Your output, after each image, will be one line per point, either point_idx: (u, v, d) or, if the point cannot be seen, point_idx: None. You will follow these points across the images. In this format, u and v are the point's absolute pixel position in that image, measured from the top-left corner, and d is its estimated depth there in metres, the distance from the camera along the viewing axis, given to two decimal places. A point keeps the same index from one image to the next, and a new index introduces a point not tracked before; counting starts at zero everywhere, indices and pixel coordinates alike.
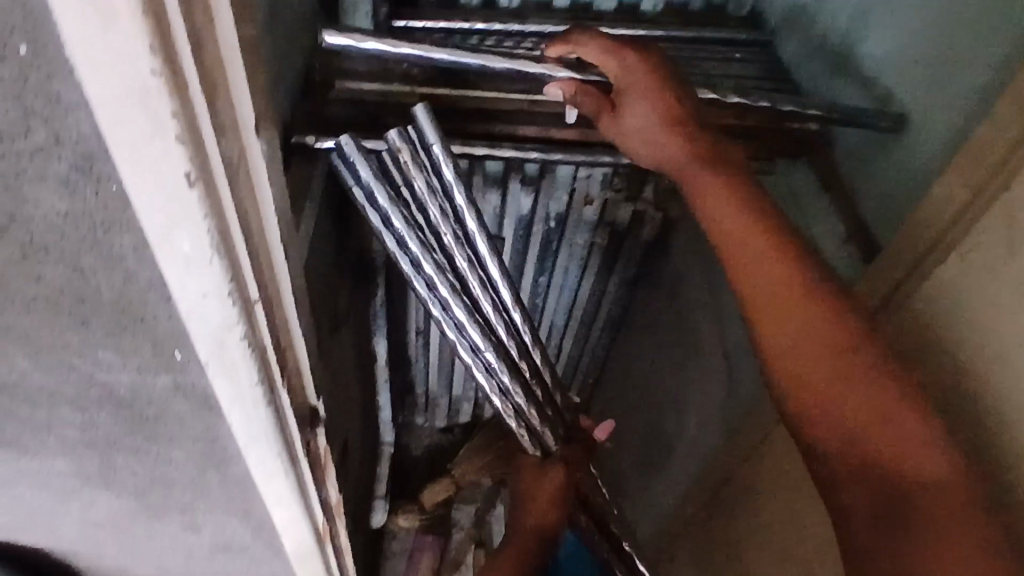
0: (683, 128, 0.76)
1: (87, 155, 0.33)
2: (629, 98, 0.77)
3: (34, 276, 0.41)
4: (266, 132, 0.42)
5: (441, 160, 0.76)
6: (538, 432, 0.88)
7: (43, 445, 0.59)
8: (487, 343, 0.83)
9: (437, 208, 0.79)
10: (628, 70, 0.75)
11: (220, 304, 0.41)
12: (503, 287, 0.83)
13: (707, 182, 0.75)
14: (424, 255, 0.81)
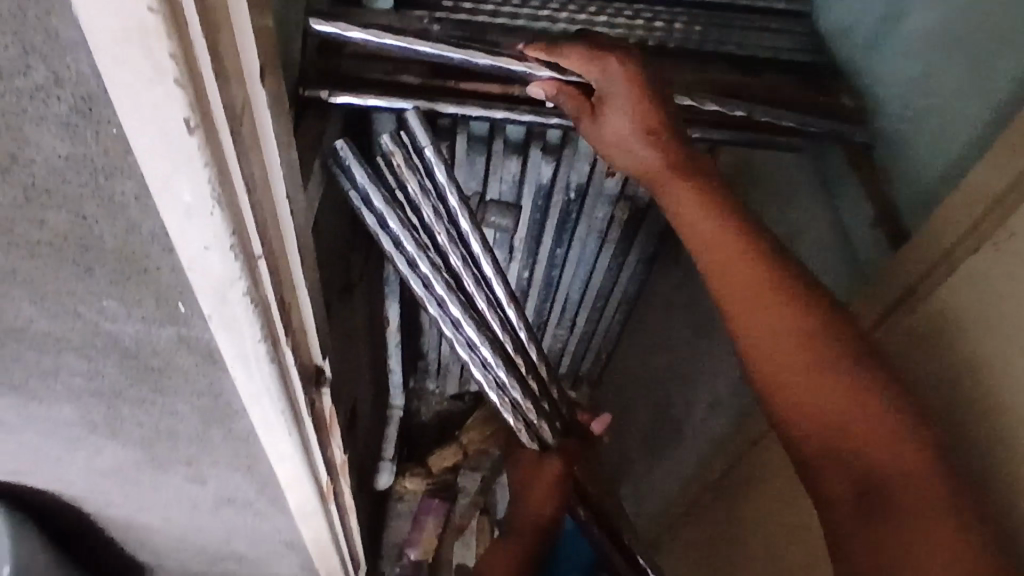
0: (667, 140, 0.66)
1: (86, 97, 0.32)
2: (612, 105, 0.66)
3: (38, 221, 0.41)
4: (271, 80, 0.41)
5: (433, 162, 0.74)
6: (535, 426, 0.87)
7: (52, 391, 0.60)
8: (482, 338, 0.82)
9: (431, 209, 0.78)
10: (610, 77, 0.64)
11: (222, 258, 0.41)
12: (498, 285, 0.82)
13: (684, 189, 0.66)
14: (420, 255, 0.79)
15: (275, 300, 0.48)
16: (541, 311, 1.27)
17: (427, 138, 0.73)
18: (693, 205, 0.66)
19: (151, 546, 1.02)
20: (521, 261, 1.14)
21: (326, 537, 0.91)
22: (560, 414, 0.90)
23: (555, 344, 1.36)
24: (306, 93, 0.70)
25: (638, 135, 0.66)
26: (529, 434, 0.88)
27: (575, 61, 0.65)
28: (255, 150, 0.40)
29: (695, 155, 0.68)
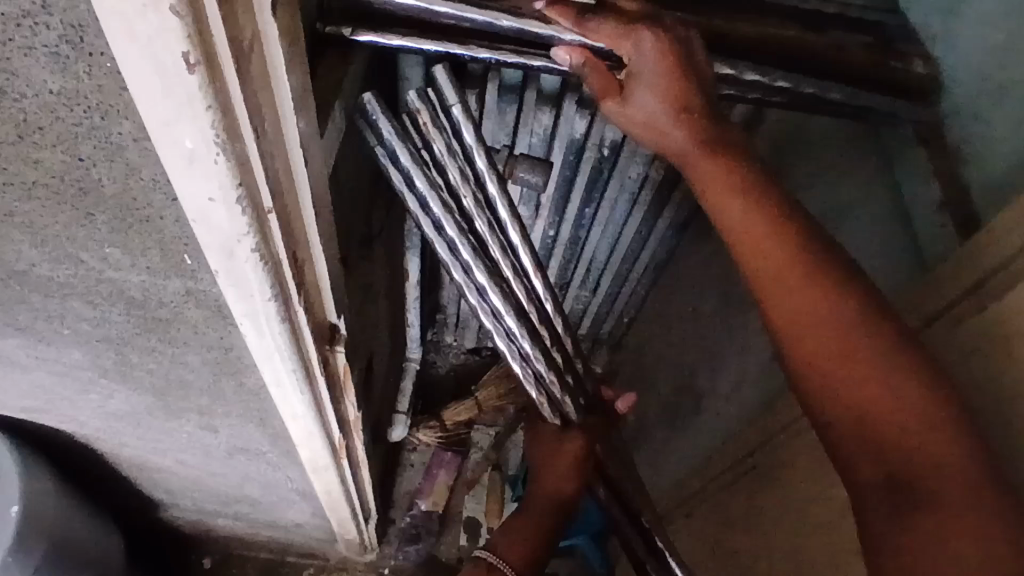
0: (701, 117, 0.57)
1: (76, 25, 0.28)
2: (643, 83, 0.56)
3: (32, 161, 0.38)
4: (283, 13, 0.37)
5: (463, 122, 0.70)
6: (558, 400, 0.86)
7: (60, 334, 0.58)
8: (507, 307, 0.79)
9: (458, 171, 0.73)
10: (642, 51, 0.55)
11: (227, 211, 0.37)
12: (525, 253, 0.79)
13: (712, 169, 0.57)
14: (446, 217, 0.74)
15: (288, 257, 0.45)
16: (565, 272, 1.23)
17: (456, 96, 0.69)
18: (722, 189, 0.57)
19: (166, 485, 1.03)
20: (547, 219, 1.10)
21: (338, 489, 0.91)
22: (583, 389, 0.89)
23: (577, 304, 1.33)
24: (326, 31, 0.61)
25: (668, 114, 0.57)
26: (552, 409, 0.87)
27: (607, 33, 0.55)
28: (265, 91, 0.36)
29: (731, 135, 0.58)
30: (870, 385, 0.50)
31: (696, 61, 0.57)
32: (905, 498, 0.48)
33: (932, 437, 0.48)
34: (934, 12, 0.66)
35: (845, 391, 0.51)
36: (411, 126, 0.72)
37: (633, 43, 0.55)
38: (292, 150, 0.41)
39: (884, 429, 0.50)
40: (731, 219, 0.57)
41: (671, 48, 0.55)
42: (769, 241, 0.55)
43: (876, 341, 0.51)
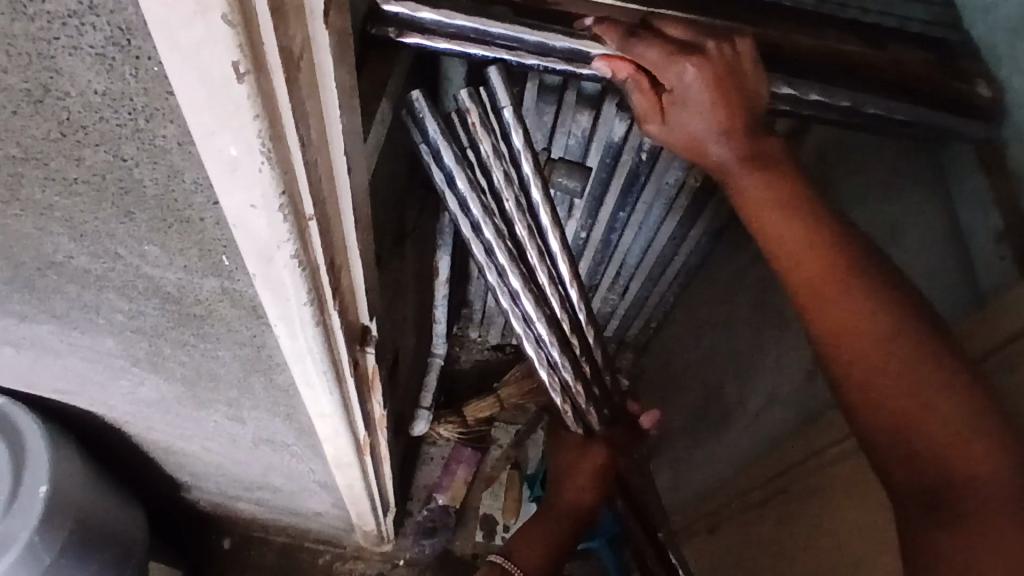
0: (747, 133, 0.56)
1: (124, 27, 0.27)
2: (687, 107, 0.56)
3: (74, 158, 0.37)
4: (335, 18, 0.36)
5: (512, 125, 0.68)
6: (582, 410, 0.84)
7: (94, 323, 0.58)
8: (539, 313, 0.78)
9: (501, 173, 0.72)
10: (686, 76, 0.54)
11: (268, 218, 0.37)
12: (562, 260, 0.77)
13: (758, 187, 0.56)
14: (485, 219, 0.74)
15: (325, 263, 0.45)
16: (596, 274, 1.21)
17: (507, 98, 0.67)
18: (767, 205, 0.56)
19: (191, 469, 1.04)
20: (579, 220, 1.08)
21: (359, 483, 0.91)
22: (608, 399, 0.86)
23: (605, 306, 1.31)
24: (373, 32, 0.60)
25: (715, 134, 0.56)
26: (576, 420, 0.85)
27: (653, 57, 0.55)
28: (313, 99, 0.35)
29: (776, 148, 0.57)
30: (914, 408, 0.49)
31: (740, 80, 0.56)
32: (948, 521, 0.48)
33: (976, 461, 0.47)
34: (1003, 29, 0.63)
35: (893, 417, 0.49)
36: (457, 124, 0.70)
37: (677, 70, 0.54)
38: (337, 157, 0.40)
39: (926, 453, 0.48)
40: (782, 244, 0.55)
41: (714, 70, 0.54)
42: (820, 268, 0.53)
43: (921, 366, 0.49)
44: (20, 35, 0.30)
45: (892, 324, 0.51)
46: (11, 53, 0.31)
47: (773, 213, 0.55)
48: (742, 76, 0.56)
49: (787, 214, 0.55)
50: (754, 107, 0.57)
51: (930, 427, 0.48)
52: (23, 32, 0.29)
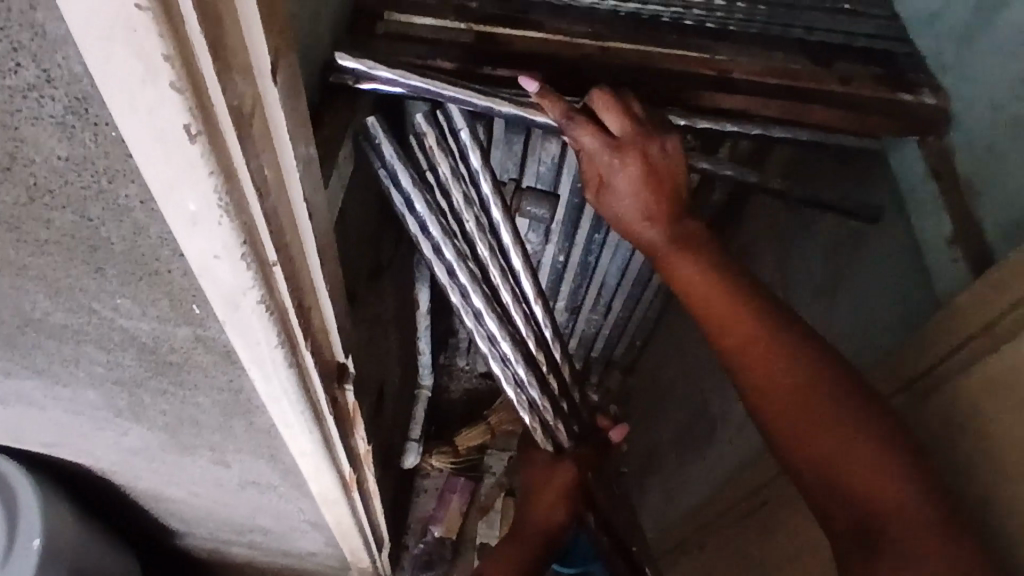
0: (671, 219, 0.62)
1: (81, 96, 0.29)
2: (617, 190, 0.62)
3: (42, 220, 0.38)
4: (289, 77, 0.38)
5: (469, 146, 0.71)
6: (550, 426, 0.87)
7: (74, 376, 0.59)
8: (504, 333, 0.80)
9: (461, 194, 0.74)
10: (614, 164, 0.61)
11: (231, 266, 0.38)
12: (526, 278, 0.78)
13: (681, 262, 0.62)
14: (445, 241, 0.75)
15: (293, 304, 0.46)
16: (575, 296, 1.23)
17: (464, 120, 0.70)
18: (694, 278, 0.61)
19: (181, 515, 1.04)
20: (556, 245, 1.10)
21: (349, 520, 0.91)
22: (578, 416, 0.89)
23: (588, 328, 1.32)
24: (331, 79, 0.63)
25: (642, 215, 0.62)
26: (546, 437, 0.88)
27: (587, 143, 0.61)
28: (268, 152, 0.37)
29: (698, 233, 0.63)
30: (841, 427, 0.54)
31: (665, 169, 0.62)
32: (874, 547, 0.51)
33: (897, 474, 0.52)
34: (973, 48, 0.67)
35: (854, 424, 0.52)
36: (417, 147, 0.72)
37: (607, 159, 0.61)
38: (297, 206, 0.42)
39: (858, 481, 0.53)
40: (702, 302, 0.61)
41: (641, 162, 0.61)
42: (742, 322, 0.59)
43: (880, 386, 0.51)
44: None
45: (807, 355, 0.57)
46: None
47: (695, 284, 0.61)
48: (667, 165, 0.62)
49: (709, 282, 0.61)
50: (678, 198, 0.63)
51: (853, 446, 0.53)
52: None
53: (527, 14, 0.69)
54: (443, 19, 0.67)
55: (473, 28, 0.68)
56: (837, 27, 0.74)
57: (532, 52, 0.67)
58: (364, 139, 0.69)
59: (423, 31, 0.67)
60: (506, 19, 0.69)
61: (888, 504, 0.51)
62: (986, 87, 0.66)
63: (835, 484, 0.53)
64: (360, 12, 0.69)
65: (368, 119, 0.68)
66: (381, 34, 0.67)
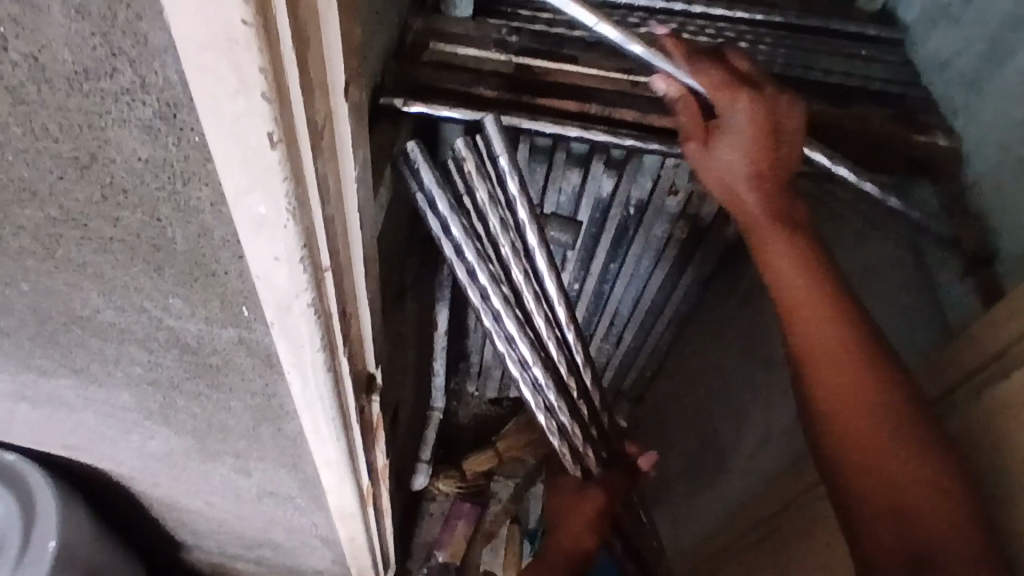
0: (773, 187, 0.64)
1: (171, 103, 0.32)
2: (731, 138, 0.62)
3: (112, 219, 0.41)
4: (354, 97, 0.41)
5: (507, 173, 0.71)
6: (580, 452, 0.88)
7: (111, 376, 0.61)
8: (536, 358, 0.81)
9: (498, 220, 0.75)
10: (739, 107, 0.61)
11: (290, 269, 0.40)
12: (560, 305, 0.80)
13: (775, 236, 0.64)
14: (480, 265, 0.77)
15: (337, 311, 0.48)
16: (589, 323, 1.26)
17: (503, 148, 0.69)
18: (783, 254, 0.63)
19: (192, 526, 1.04)
20: (573, 272, 1.13)
21: (361, 537, 0.92)
22: (606, 443, 0.91)
23: (600, 356, 1.35)
24: (380, 102, 0.66)
25: (747, 176, 0.63)
26: (576, 465, 0.90)
27: (712, 79, 0.62)
28: (332, 164, 0.39)
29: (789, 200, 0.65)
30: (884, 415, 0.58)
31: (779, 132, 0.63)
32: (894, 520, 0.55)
33: (928, 487, 0.55)
34: (992, 99, 0.70)
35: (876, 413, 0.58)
36: (455, 171, 0.75)
37: (732, 100, 0.61)
38: (349, 217, 0.45)
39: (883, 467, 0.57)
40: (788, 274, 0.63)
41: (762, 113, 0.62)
42: (825, 322, 0.61)
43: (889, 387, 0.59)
44: (75, 109, 0.34)
45: (876, 361, 0.60)
46: (65, 126, 0.35)
47: (784, 266, 0.63)
48: (788, 132, 0.63)
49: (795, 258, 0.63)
50: (784, 163, 0.64)
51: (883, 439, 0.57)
52: (79, 106, 0.34)
53: (562, 49, 0.73)
54: (485, 49, 0.71)
55: (513, 59, 0.71)
56: (851, 72, 0.77)
57: (565, 85, 0.71)
58: (404, 167, 0.72)
59: (466, 60, 0.71)
60: (542, 53, 0.72)
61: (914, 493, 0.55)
62: (995, 131, 0.69)
63: (856, 460, 0.58)
64: (405, 42, 0.72)
65: (408, 145, 0.71)
66: (425, 64, 0.70)
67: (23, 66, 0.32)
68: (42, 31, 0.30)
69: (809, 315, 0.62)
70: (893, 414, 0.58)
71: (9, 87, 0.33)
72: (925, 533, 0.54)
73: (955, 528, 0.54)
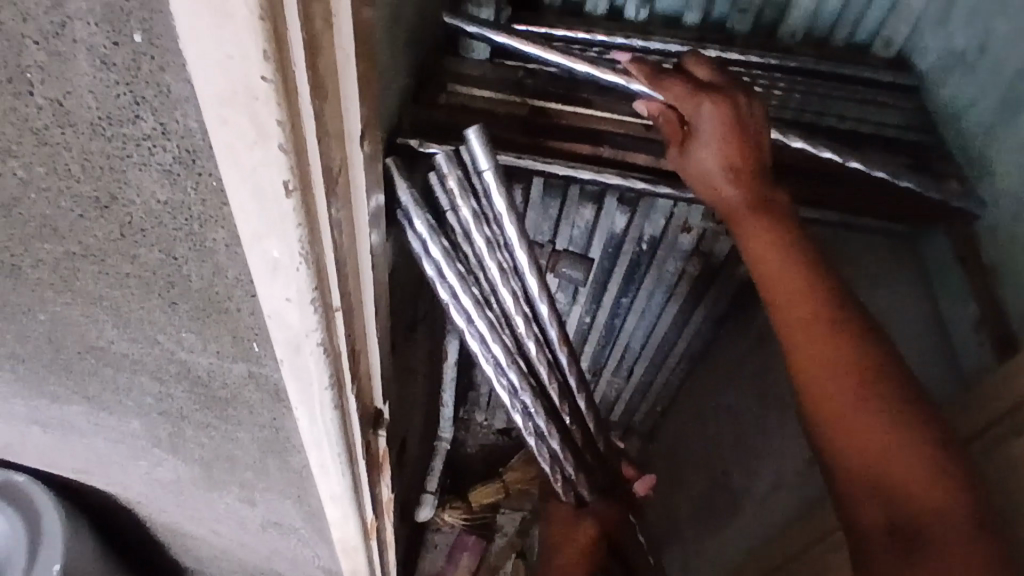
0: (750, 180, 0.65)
1: (191, 150, 0.33)
2: (702, 141, 0.64)
3: (129, 255, 0.42)
4: (368, 143, 0.41)
5: (494, 187, 0.65)
6: (572, 480, 0.85)
7: (122, 405, 0.62)
8: (525, 383, 0.77)
9: (483, 238, 0.69)
10: (702, 112, 0.63)
11: (301, 310, 0.41)
12: (551, 327, 0.76)
13: (758, 230, 0.64)
14: (463, 287, 0.71)
15: (346, 349, 0.48)
16: (600, 357, 1.26)
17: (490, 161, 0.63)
18: (769, 250, 0.64)
19: (195, 552, 1.04)
20: (584, 305, 1.13)
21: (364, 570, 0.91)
22: (604, 468, 0.88)
23: (609, 390, 1.35)
24: (396, 142, 0.68)
25: (723, 174, 0.64)
26: (568, 492, 0.86)
27: (676, 91, 0.64)
28: (345, 208, 0.40)
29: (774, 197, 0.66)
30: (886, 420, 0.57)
31: (750, 130, 0.64)
32: (902, 528, 0.55)
33: (929, 486, 0.55)
34: (1010, 150, 0.70)
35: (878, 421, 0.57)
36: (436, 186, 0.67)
37: (696, 105, 0.63)
38: (361, 260, 0.45)
39: (884, 475, 0.57)
40: (772, 273, 0.63)
41: (729, 113, 0.63)
42: (814, 315, 0.61)
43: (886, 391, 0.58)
44: (97, 152, 0.35)
45: (870, 360, 0.59)
46: (88, 168, 0.36)
47: (773, 264, 0.63)
48: (757, 128, 0.64)
49: (781, 252, 0.64)
50: (759, 157, 0.65)
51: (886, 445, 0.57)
52: (101, 149, 0.34)
53: (577, 91, 0.74)
54: (500, 92, 0.73)
55: (528, 102, 0.73)
56: (863, 119, 0.78)
57: (579, 129, 0.72)
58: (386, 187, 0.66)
59: (482, 103, 0.73)
60: (557, 97, 0.73)
61: (915, 499, 0.55)
62: (1012, 182, 0.69)
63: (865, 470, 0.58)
64: (423, 82, 0.73)
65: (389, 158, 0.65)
66: (441, 105, 0.72)
67: (49, 110, 0.33)
68: (68, 79, 0.31)
69: (798, 317, 0.62)
70: (889, 413, 0.57)
71: (35, 130, 0.34)
72: (922, 529, 0.54)
73: (954, 522, 0.54)
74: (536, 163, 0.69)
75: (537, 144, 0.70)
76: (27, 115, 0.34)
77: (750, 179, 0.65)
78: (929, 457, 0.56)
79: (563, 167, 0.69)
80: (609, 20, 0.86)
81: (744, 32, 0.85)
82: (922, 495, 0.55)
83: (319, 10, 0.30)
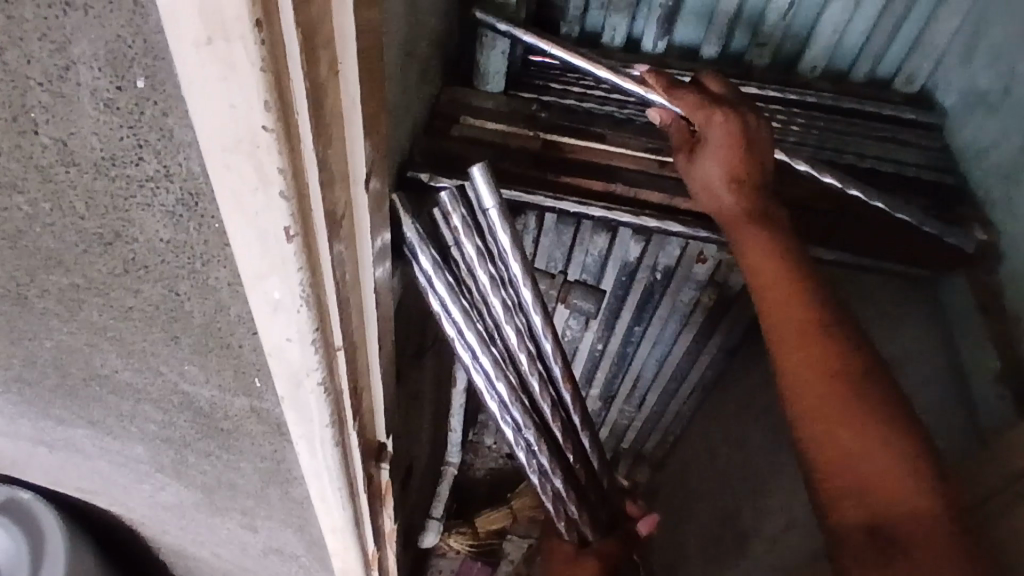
0: (751, 195, 0.64)
1: (194, 192, 0.32)
2: (709, 152, 0.63)
3: (133, 290, 0.41)
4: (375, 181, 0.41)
5: (498, 225, 0.63)
6: (576, 520, 0.83)
7: (126, 430, 0.61)
8: (529, 421, 0.75)
9: (488, 276, 0.68)
10: (711, 124, 0.62)
11: (302, 349, 0.40)
12: (555, 363, 0.74)
13: (757, 241, 0.63)
14: (467, 323, 0.70)
15: (349, 387, 0.48)
16: (611, 384, 1.24)
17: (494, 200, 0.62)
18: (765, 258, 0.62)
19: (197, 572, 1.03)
20: (596, 332, 1.12)
21: None
22: (606, 506, 0.87)
23: (622, 418, 1.34)
24: (408, 174, 0.68)
25: (728, 186, 0.63)
26: (570, 531, 0.84)
27: (685, 102, 0.64)
28: (349, 248, 0.40)
29: (779, 216, 0.65)
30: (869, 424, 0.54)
31: (758, 146, 0.63)
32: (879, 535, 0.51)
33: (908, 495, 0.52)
34: None
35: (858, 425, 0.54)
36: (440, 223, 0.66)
37: (705, 116, 0.63)
38: (366, 296, 0.45)
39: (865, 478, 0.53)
40: (764, 283, 0.61)
41: (738, 128, 0.62)
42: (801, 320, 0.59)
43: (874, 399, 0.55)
44: (101, 190, 0.34)
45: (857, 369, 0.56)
46: (92, 205, 0.36)
47: (768, 275, 0.61)
48: (764, 143, 0.63)
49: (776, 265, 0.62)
50: (762, 172, 0.64)
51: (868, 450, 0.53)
52: (105, 189, 0.34)
53: (591, 124, 0.74)
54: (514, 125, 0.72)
55: (540, 135, 0.72)
56: (881, 156, 0.76)
57: (591, 163, 0.71)
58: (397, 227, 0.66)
59: (495, 135, 0.72)
60: (571, 130, 0.73)
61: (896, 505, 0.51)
62: None
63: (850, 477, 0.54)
64: (437, 112, 0.73)
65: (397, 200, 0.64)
66: (455, 136, 0.72)
67: (53, 149, 0.33)
68: (73, 120, 0.31)
69: (787, 323, 0.59)
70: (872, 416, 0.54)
71: (40, 167, 0.34)
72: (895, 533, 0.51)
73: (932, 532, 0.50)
74: (546, 199, 0.68)
75: (550, 177, 0.70)
76: (32, 153, 0.34)
77: (753, 194, 0.64)
78: (914, 459, 0.52)
79: (576, 204, 0.69)
80: (626, 51, 0.85)
81: (762, 65, 0.84)
82: (904, 494, 0.51)
83: (324, 59, 0.30)
